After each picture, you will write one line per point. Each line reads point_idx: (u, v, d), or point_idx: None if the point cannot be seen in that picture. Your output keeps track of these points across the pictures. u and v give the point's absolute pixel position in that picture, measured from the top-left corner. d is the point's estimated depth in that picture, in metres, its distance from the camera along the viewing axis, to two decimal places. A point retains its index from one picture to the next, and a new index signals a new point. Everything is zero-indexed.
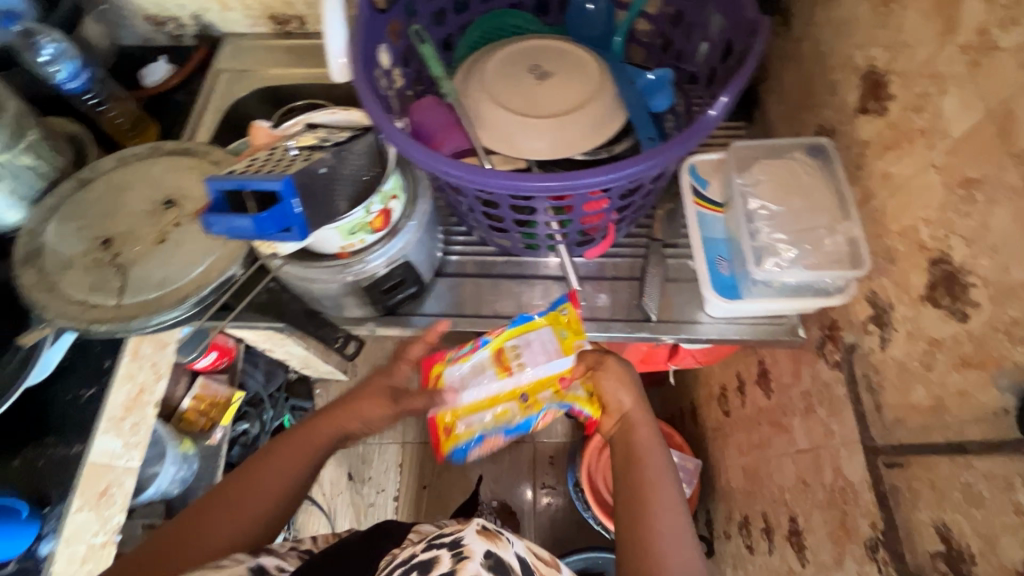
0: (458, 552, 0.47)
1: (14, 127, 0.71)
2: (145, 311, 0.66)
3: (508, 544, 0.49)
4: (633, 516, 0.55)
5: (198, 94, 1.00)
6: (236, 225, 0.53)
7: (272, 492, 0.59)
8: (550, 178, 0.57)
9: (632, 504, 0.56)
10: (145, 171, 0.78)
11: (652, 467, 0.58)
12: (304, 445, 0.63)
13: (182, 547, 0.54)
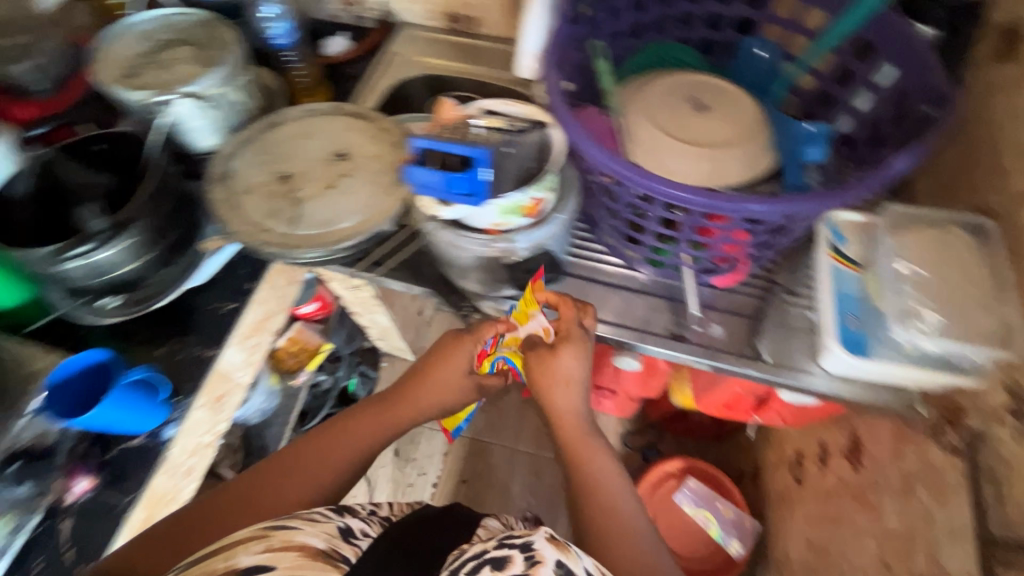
0: (531, 557, 0.46)
1: (235, 66, 0.82)
2: (307, 244, 0.74)
3: (578, 557, 0.49)
4: (587, 496, 0.67)
5: (368, 70, 1.10)
6: (434, 178, 0.65)
7: (322, 469, 0.68)
8: (715, 198, 0.60)
9: (591, 487, 0.67)
10: (325, 125, 0.87)
11: (591, 450, 0.70)
12: (352, 432, 0.73)
13: (241, 512, 0.62)
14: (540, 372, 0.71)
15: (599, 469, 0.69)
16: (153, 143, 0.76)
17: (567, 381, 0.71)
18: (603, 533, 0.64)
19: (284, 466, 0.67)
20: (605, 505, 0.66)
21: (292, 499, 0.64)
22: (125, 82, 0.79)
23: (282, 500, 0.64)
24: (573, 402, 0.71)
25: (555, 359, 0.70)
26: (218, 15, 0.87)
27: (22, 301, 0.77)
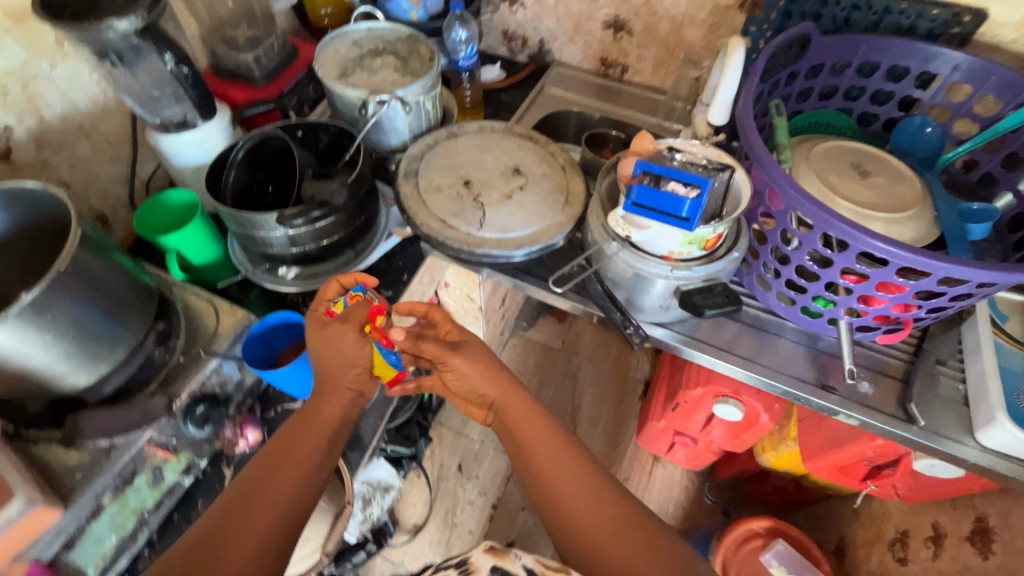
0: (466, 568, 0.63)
1: (433, 80, 0.90)
2: (486, 245, 0.80)
3: (515, 558, 0.64)
4: (549, 496, 0.68)
5: (522, 100, 1.18)
6: (656, 201, 0.67)
7: (274, 492, 0.62)
8: (922, 256, 0.62)
9: (547, 481, 0.68)
10: (499, 142, 0.94)
11: (535, 435, 0.72)
12: (298, 441, 0.67)
13: (224, 540, 0.57)
14: (455, 365, 0.74)
15: (552, 463, 0.70)
16: (359, 137, 0.84)
17: (488, 375, 0.75)
18: (571, 524, 0.65)
19: (238, 503, 0.60)
20: (568, 496, 0.67)
21: (262, 536, 0.59)
22: (340, 81, 0.88)
23: (254, 540, 0.58)
24: (508, 390, 0.75)
25: (470, 350, 0.75)
26: (419, 34, 0.96)
27: (208, 261, 0.85)
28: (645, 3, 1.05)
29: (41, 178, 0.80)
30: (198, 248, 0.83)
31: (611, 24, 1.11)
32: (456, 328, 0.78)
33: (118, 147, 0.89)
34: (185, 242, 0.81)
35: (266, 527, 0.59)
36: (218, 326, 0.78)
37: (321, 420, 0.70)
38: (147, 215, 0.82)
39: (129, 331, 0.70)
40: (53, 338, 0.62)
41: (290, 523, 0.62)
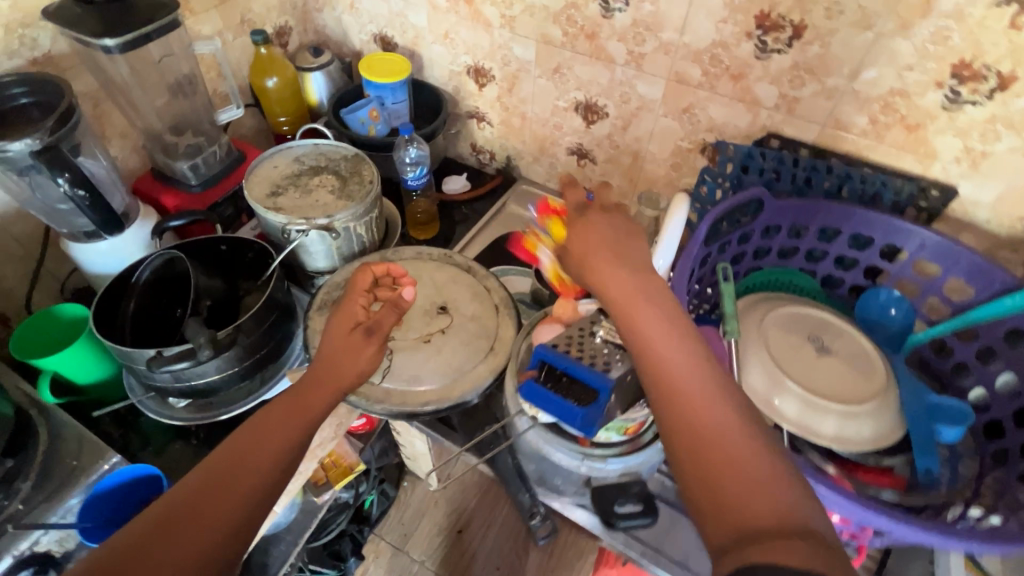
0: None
1: (369, 205, 0.86)
2: (390, 399, 0.72)
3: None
4: (686, 415, 0.50)
5: (481, 215, 1.14)
6: (552, 403, 0.60)
7: (236, 478, 0.51)
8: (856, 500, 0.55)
9: (682, 377, 0.52)
10: (433, 272, 0.88)
11: (649, 326, 0.55)
12: (276, 428, 0.57)
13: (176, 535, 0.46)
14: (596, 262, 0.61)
15: (676, 352, 0.53)
16: (274, 263, 0.79)
17: (610, 257, 0.61)
18: (715, 450, 0.47)
19: (185, 506, 0.48)
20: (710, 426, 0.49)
21: (221, 528, 0.48)
22: (268, 200, 0.84)
23: (211, 533, 0.47)
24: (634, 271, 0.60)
25: (587, 235, 0.64)
26: (365, 153, 0.93)
27: (96, 380, 0.78)
28: (607, 136, 1.02)
29: None
30: (83, 368, 0.76)
31: (575, 150, 1.08)
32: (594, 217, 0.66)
33: (30, 247, 0.84)
34: (66, 363, 0.74)
35: (227, 522, 0.48)
36: (78, 466, 0.69)
37: (307, 410, 0.60)
38: (29, 331, 0.75)
39: None
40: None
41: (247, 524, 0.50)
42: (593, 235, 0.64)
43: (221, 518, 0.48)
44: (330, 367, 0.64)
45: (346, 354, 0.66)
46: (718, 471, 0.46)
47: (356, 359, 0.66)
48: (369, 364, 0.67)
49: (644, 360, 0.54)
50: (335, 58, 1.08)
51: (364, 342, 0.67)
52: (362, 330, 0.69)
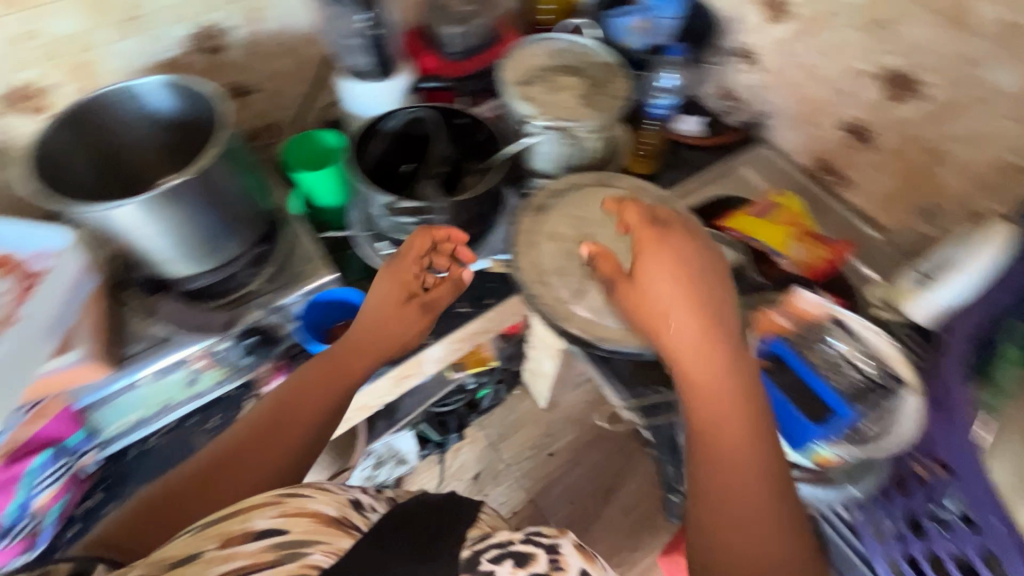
0: (556, 561, 0.45)
1: (611, 122, 0.81)
2: (573, 321, 0.71)
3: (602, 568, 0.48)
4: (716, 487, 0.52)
5: (706, 167, 1.03)
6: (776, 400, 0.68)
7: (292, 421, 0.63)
8: None
9: (722, 441, 0.53)
10: (649, 211, 0.82)
11: (698, 373, 0.56)
12: (337, 366, 0.68)
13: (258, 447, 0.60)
14: (650, 285, 0.59)
15: (732, 416, 0.53)
16: (506, 151, 0.79)
17: (681, 300, 0.57)
18: (736, 514, 0.50)
19: (271, 422, 0.61)
20: (736, 493, 0.50)
21: (293, 446, 0.61)
22: (518, 86, 0.82)
23: (283, 450, 0.60)
24: (698, 328, 0.57)
25: (636, 291, 0.60)
26: (621, 64, 0.87)
27: (326, 205, 0.88)
28: (906, 120, 0.83)
29: (239, 78, 0.89)
30: (326, 193, 0.85)
31: (852, 126, 0.91)
32: (655, 240, 0.61)
33: (310, 72, 0.94)
34: (317, 181, 0.84)
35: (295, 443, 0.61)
36: (305, 270, 0.80)
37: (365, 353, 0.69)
38: (298, 144, 0.86)
39: (226, 245, 0.73)
40: (166, 233, 0.67)
41: (295, 456, 0.61)
42: (656, 275, 0.59)
43: (296, 435, 0.62)
44: (371, 338, 0.70)
45: (378, 337, 0.70)
46: (728, 523, 0.50)
47: (404, 329, 0.72)
48: (415, 331, 0.73)
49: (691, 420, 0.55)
50: None
51: (415, 313, 0.72)
52: (417, 301, 0.72)
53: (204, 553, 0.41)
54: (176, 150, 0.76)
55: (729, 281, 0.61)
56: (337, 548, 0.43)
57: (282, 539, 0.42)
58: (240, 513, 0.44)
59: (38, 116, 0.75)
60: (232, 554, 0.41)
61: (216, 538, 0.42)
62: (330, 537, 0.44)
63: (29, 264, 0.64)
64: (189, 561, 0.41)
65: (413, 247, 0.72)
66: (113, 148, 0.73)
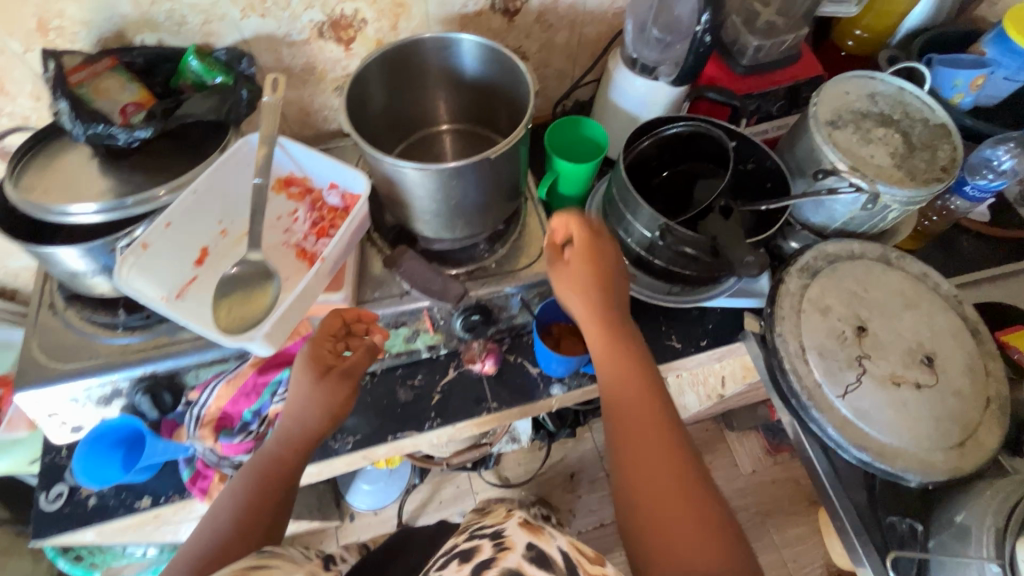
0: (501, 543, 0.51)
1: (928, 196, 0.69)
2: (833, 418, 0.62)
3: (550, 539, 0.52)
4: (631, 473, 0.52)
5: (984, 262, 0.88)
6: None
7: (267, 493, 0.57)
8: None
9: (627, 432, 0.53)
10: (934, 308, 0.70)
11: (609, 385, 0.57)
12: (315, 404, 0.59)
13: (261, 497, 0.56)
14: (568, 287, 0.60)
15: (642, 401, 0.55)
16: (793, 201, 0.71)
17: (599, 292, 0.59)
18: (658, 498, 0.49)
19: (263, 472, 0.58)
20: (652, 477, 0.50)
21: (283, 477, 0.58)
22: (826, 128, 0.72)
23: (269, 492, 0.57)
24: (611, 302, 0.59)
25: (568, 270, 0.60)
26: (955, 129, 0.73)
27: (563, 194, 0.84)
28: None
29: (517, 43, 0.85)
30: (576, 184, 0.81)
31: None
32: (597, 245, 0.60)
33: (578, 49, 0.89)
34: (572, 173, 0.80)
35: (284, 475, 0.58)
36: (536, 260, 0.78)
37: (333, 399, 0.60)
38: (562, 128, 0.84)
39: (482, 220, 0.74)
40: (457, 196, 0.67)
41: (276, 508, 0.57)
42: (589, 254, 0.59)
43: (288, 470, 0.59)
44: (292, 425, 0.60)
45: (322, 403, 0.59)
46: (656, 511, 0.49)
47: (329, 401, 0.60)
48: (345, 404, 0.62)
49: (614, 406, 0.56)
50: None
51: (337, 384, 0.61)
52: (337, 371, 0.60)
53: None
54: (473, 111, 0.75)
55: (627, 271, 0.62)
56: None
57: None
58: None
59: (342, 46, 0.76)
60: None
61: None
62: None
63: (330, 200, 0.66)
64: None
65: (330, 322, 0.62)
66: (420, 91, 0.71)
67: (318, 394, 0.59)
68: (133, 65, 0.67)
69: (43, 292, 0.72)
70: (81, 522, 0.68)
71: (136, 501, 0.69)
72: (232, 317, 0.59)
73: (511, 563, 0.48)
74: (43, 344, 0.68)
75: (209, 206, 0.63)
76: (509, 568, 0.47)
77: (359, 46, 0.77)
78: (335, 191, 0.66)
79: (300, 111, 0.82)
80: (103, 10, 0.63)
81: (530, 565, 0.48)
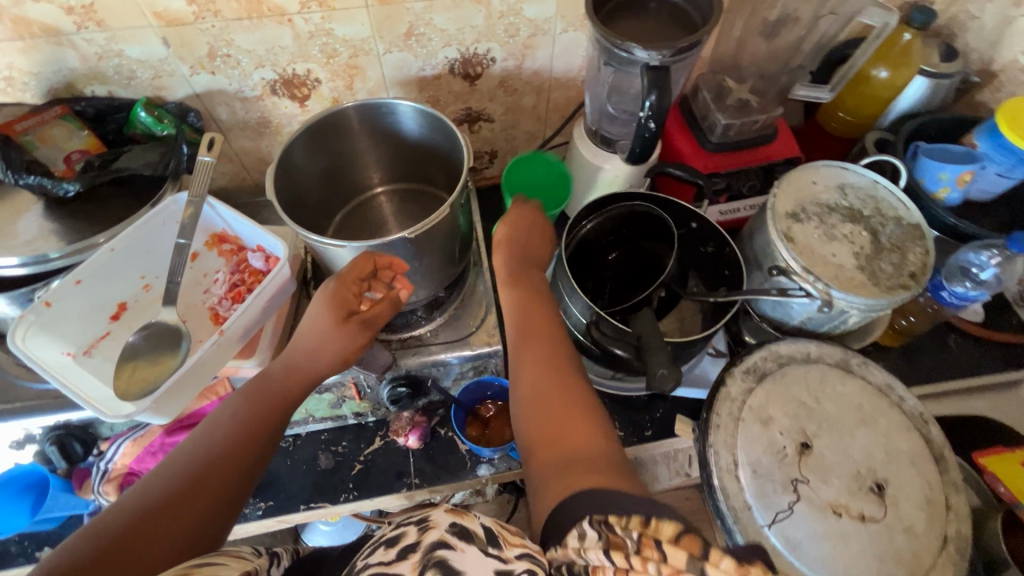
0: (422, 526, 0.39)
1: (891, 304, 0.63)
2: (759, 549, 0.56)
3: (476, 516, 0.40)
4: (548, 420, 0.51)
5: (972, 368, 0.80)
6: None
7: (262, 422, 0.52)
8: None
9: (537, 393, 0.54)
10: (894, 427, 0.64)
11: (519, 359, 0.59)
12: (333, 341, 0.56)
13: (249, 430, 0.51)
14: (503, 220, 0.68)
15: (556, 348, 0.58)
16: (743, 296, 0.66)
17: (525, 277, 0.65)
18: (566, 435, 0.49)
19: (262, 408, 0.53)
20: (561, 429, 0.50)
21: (274, 419, 0.53)
22: (784, 221, 0.67)
23: (257, 429, 0.52)
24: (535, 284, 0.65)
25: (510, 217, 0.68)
26: (929, 232, 0.67)
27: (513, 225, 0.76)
28: None
29: (481, 104, 0.83)
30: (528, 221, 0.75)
31: None
32: (524, 214, 0.69)
33: (546, 113, 0.87)
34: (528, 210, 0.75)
35: (274, 419, 0.53)
36: (474, 332, 0.75)
37: (348, 344, 0.57)
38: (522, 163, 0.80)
39: (416, 290, 0.71)
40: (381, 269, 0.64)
41: (268, 434, 0.52)
42: (506, 241, 0.67)
43: (278, 414, 0.54)
44: (303, 360, 0.57)
45: (333, 341, 0.56)
46: (561, 433, 0.50)
47: (346, 346, 0.57)
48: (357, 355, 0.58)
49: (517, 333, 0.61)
50: (961, 73, 0.78)
51: (355, 333, 0.57)
52: (358, 320, 0.57)
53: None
54: (421, 172, 0.73)
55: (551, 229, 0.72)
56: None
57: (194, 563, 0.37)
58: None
59: (297, 102, 0.76)
60: None
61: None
62: None
63: (254, 261, 0.65)
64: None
65: (353, 270, 0.59)
66: (363, 153, 0.69)
67: (336, 334, 0.56)
68: (83, 114, 0.68)
69: None
70: None
71: (37, 551, 0.68)
72: (132, 380, 0.58)
73: (431, 542, 0.37)
74: None
75: (130, 262, 0.62)
76: (430, 545, 0.37)
77: (315, 103, 0.76)
78: (260, 253, 0.65)
79: (257, 160, 0.82)
80: (52, 64, 0.64)
81: (459, 542, 0.38)
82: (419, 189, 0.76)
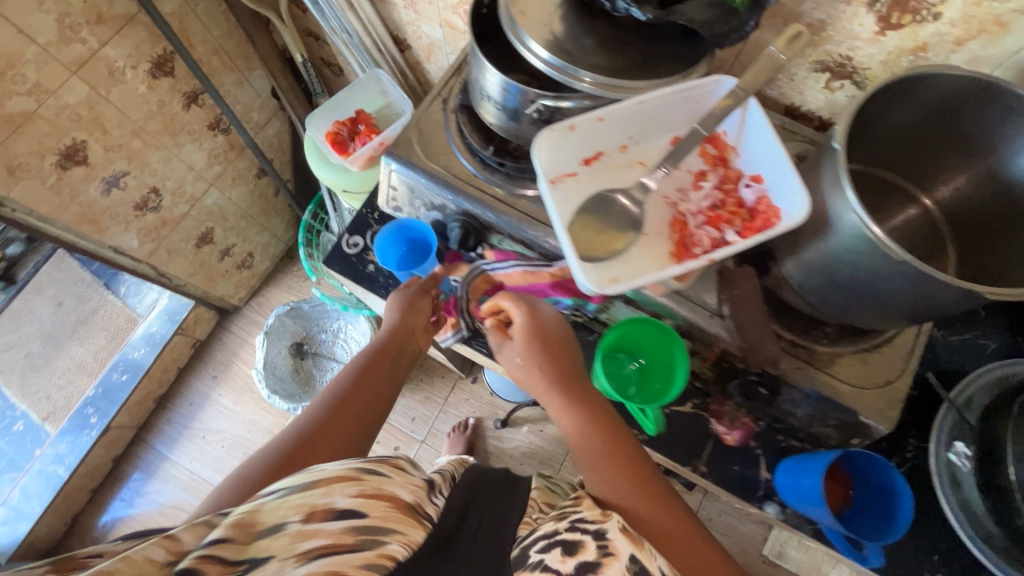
0: (603, 547, 0.50)
1: None
2: None
3: (652, 556, 0.51)
4: (651, 506, 0.56)
5: None
6: None
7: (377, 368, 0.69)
8: None
9: (636, 488, 0.57)
10: None
11: (582, 433, 0.63)
12: (421, 314, 0.74)
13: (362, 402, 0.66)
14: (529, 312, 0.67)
15: (633, 459, 0.60)
16: None
17: (560, 380, 0.66)
18: (668, 517, 0.56)
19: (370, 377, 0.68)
20: (664, 517, 0.56)
21: (381, 380, 0.68)
22: None
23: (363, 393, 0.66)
24: (564, 368, 0.66)
25: (538, 320, 0.67)
26: None
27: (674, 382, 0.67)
28: None
29: None
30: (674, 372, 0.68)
31: None
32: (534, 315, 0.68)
33: None
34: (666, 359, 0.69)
35: (383, 387, 0.68)
36: (869, 386, 0.63)
37: (408, 340, 0.73)
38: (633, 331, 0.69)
39: (865, 319, 0.59)
40: (856, 291, 0.54)
41: (376, 401, 0.67)
42: (530, 338, 0.66)
43: (386, 377, 0.69)
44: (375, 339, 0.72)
45: (416, 337, 0.73)
46: (663, 525, 0.55)
47: (410, 317, 0.72)
48: (417, 330, 0.73)
49: (584, 441, 0.62)
50: None
51: (422, 307, 0.74)
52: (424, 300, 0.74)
53: (288, 527, 0.46)
54: (972, 215, 0.57)
55: (568, 335, 0.69)
56: (408, 540, 0.49)
57: (359, 522, 0.48)
58: (320, 488, 0.49)
59: (876, 27, 0.60)
60: (312, 530, 0.47)
61: (300, 510, 0.48)
62: (407, 527, 0.50)
63: (744, 191, 0.58)
64: (274, 532, 0.46)
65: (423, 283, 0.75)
66: (961, 145, 0.55)
67: (408, 306, 0.73)
68: None
69: (450, 82, 0.77)
70: (353, 278, 0.80)
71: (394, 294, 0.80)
72: (580, 231, 0.58)
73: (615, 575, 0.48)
74: (424, 129, 0.74)
75: (637, 122, 0.58)
76: None
77: (896, 37, 0.60)
78: (755, 186, 0.57)
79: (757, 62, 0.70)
80: None
81: None
82: (952, 229, 0.59)
